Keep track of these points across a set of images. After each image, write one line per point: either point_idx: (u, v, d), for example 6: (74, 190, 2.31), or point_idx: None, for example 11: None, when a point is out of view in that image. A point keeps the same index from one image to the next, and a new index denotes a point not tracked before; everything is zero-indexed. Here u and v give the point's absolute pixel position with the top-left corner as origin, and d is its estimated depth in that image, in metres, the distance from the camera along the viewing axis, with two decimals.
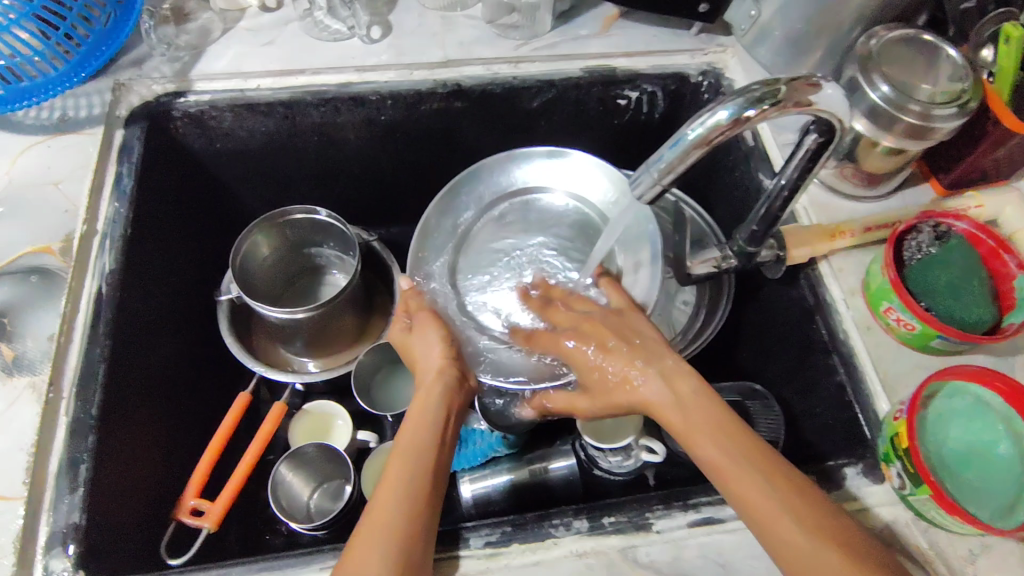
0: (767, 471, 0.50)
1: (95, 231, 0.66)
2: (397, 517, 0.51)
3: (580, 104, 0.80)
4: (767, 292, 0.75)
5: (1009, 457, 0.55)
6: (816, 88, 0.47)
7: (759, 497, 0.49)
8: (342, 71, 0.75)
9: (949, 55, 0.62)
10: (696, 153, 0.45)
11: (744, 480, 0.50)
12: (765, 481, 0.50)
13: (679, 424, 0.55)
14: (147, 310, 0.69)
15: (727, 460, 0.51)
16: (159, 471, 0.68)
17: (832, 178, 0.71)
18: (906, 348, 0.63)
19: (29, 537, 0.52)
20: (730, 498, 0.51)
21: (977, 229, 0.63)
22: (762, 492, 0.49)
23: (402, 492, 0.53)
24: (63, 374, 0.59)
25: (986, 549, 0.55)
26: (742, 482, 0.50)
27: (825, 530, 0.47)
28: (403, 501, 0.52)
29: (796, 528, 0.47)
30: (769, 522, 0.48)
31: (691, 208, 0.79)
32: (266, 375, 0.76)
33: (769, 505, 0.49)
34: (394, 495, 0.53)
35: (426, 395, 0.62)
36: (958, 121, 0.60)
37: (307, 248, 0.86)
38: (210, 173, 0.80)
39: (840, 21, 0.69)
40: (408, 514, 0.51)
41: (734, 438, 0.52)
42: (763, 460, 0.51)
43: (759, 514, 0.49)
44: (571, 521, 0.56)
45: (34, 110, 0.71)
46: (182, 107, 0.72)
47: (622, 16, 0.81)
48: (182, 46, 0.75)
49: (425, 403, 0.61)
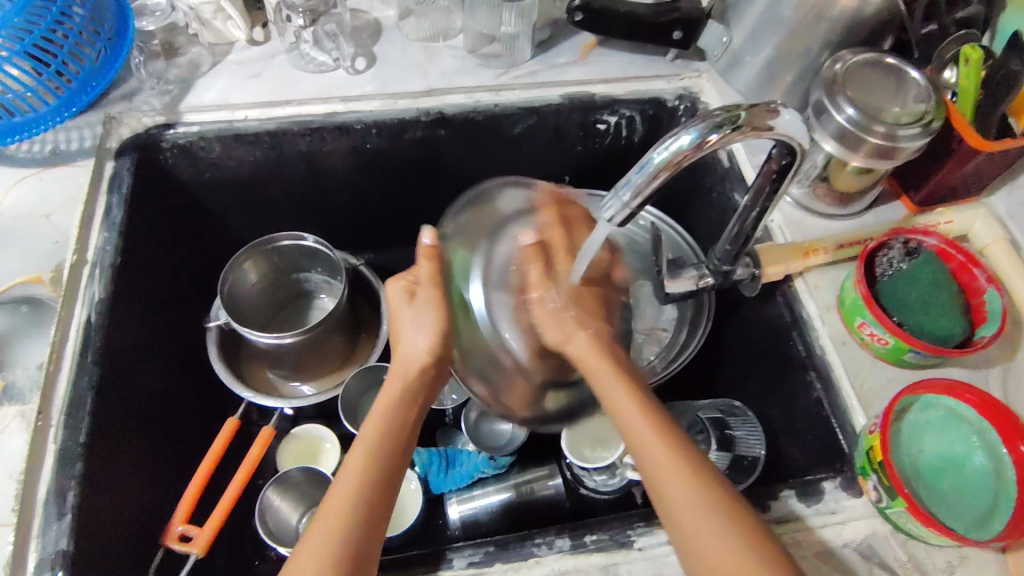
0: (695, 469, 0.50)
1: (85, 261, 0.67)
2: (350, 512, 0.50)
3: (560, 130, 0.82)
4: (746, 309, 0.76)
5: (983, 468, 0.56)
6: (775, 114, 0.49)
7: (682, 494, 0.48)
8: (327, 102, 0.77)
9: (913, 77, 0.64)
10: (662, 176, 0.46)
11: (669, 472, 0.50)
12: (695, 477, 0.49)
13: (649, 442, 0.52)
14: (136, 338, 0.70)
15: (681, 484, 0.49)
16: (147, 498, 0.68)
17: (805, 197, 0.73)
18: (881, 362, 0.64)
19: (17, 564, 0.53)
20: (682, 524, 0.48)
21: (947, 244, 0.65)
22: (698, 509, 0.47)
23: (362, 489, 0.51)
24: (52, 403, 0.60)
25: (963, 560, 0.56)
26: (670, 468, 0.50)
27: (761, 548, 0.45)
28: (361, 493, 0.51)
29: (730, 538, 0.46)
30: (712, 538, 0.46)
31: (668, 226, 0.81)
32: (254, 400, 0.77)
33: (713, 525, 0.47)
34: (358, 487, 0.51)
35: (394, 392, 0.59)
36: (922, 141, 0.62)
37: (295, 275, 0.87)
38: (198, 201, 0.81)
39: (808, 45, 0.71)
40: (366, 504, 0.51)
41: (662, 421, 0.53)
42: (691, 460, 0.50)
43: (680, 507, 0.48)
44: (554, 539, 0.57)
45: (26, 143, 0.73)
46: (171, 138, 0.74)
47: (599, 43, 0.83)
48: (172, 80, 0.77)
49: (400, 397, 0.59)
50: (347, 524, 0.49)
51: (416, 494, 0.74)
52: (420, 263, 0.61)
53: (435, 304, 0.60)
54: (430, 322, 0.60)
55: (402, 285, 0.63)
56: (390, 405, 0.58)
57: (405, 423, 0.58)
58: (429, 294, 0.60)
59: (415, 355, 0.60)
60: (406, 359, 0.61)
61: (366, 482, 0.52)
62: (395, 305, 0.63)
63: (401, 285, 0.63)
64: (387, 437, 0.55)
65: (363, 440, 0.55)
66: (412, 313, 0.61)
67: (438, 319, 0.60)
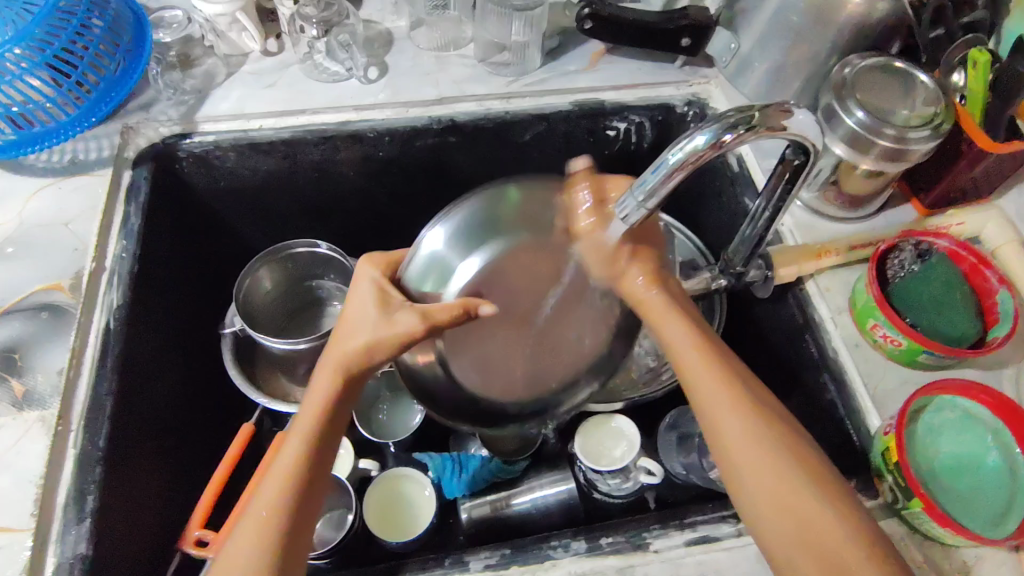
0: (766, 425, 0.51)
1: (104, 268, 0.68)
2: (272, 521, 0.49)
3: (571, 136, 0.83)
4: (759, 312, 0.77)
5: (1000, 467, 0.56)
6: (788, 114, 0.49)
7: (761, 476, 0.49)
8: (341, 111, 0.78)
9: (922, 81, 0.65)
10: (677, 176, 0.46)
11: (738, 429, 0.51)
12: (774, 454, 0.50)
13: (735, 447, 0.51)
14: (156, 344, 0.72)
15: (783, 482, 0.48)
16: (164, 504, 0.69)
17: (815, 201, 0.73)
18: (894, 364, 0.65)
19: (36, 568, 0.53)
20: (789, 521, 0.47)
21: (958, 245, 0.65)
22: (807, 503, 0.47)
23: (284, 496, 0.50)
24: (71, 408, 0.60)
25: (980, 560, 0.55)
26: (733, 429, 0.51)
27: (820, 482, 0.48)
28: (290, 495, 0.51)
29: (842, 530, 0.46)
30: (831, 534, 0.46)
31: (680, 233, 0.81)
32: (268, 406, 0.76)
33: (829, 523, 0.46)
34: (286, 490, 0.51)
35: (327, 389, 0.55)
36: (932, 142, 0.63)
37: (308, 282, 0.88)
38: (214, 209, 0.82)
39: (816, 51, 0.72)
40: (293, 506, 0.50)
41: (729, 376, 0.54)
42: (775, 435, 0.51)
43: (746, 453, 0.50)
44: (570, 542, 0.57)
45: (45, 154, 0.74)
46: (187, 148, 0.75)
47: (608, 51, 0.84)
48: (188, 90, 0.78)
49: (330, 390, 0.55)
50: (276, 522, 0.49)
51: (429, 502, 0.75)
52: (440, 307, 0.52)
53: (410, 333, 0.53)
54: (380, 332, 0.54)
55: (374, 277, 0.56)
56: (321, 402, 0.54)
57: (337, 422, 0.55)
58: (407, 318, 0.53)
59: (357, 357, 0.55)
60: (344, 353, 0.55)
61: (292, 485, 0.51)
62: (358, 297, 0.56)
63: (374, 281, 0.56)
64: (312, 442, 0.53)
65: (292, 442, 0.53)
66: (376, 324, 0.54)
67: (392, 342, 0.53)
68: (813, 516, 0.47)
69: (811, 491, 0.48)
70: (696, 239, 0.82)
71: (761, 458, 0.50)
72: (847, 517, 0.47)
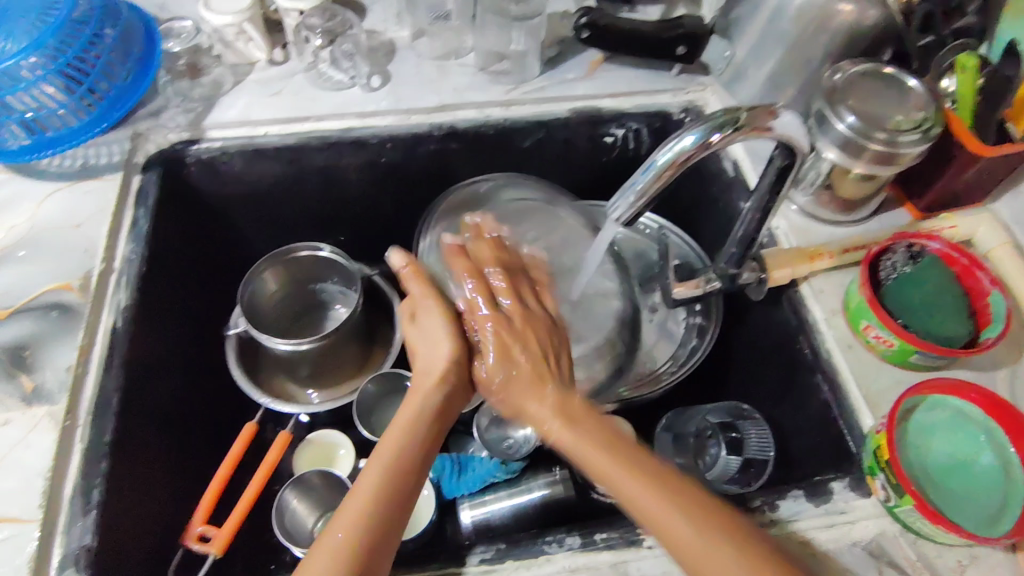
0: (708, 518, 0.48)
1: (112, 269, 0.70)
2: (372, 498, 0.51)
3: (570, 143, 0.85)
4: (754, 315, 0.78)
5: (991, 467, 0.57)
6: (774, 116, 0.50)
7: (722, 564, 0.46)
8: (344, 118, 0.80)
9: (912, 85, 0.66)
10: (667, 176, 0.48)
11: (685, 533, 0.47)
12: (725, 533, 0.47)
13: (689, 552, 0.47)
14: (163, 345, 0.73)
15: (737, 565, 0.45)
16: (168, 500, 0.70)
17: (810, 205, 0.74)
18: (886, 365, 0.65)
19: (42, 559, 0.54)
20: None
21: (950, 248, 0.66)
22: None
23: (388, 478, 0.53)
24: (79, 403, 0.62)
25: (974, 558, 0.56)
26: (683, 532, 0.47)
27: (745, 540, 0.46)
28: (398, 475, 0.53)
29: None
30: None
31: (675, 235, 0.83)
32: (272, 407, 0.78)
33: None
34: (372, 505, 0.51)
35: (417, 404, 0.58)
36: (921, 147, 0.64)
37: (311, 286, 0.90)
38: (220, 213, 0.84)
39: (809, 58, 0.73)
40: (381, 510, 0.51)
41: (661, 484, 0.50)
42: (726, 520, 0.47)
43: (687, 560, 0.47)
44: (564, 538, 0.58)
45: (57, 159, 0.76)
46: (195, 153, 0.77)
47: (606, 59, 0.86)
48: (196, 98, 0.80)
49: (415, 404, 0.58)
50: (393, 481, 0.53)
51: (429, 500, 0.76)
52: (411, 285, 0.64)
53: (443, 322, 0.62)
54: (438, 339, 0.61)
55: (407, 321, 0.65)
56: (411, 404, 0.58)
57: (424, 435, 0.57)
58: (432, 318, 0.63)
59: (427, 368, 0.61)
60: (427, 364, 0.61)
61: (377, 498, 0.51)
62: (405, 329, 0.65)
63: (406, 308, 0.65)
64: (415, 438, 0.56)
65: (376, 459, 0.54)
66: (425, 326, 0.63)
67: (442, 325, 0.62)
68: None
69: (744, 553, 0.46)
70: (690, 242, 0.83)
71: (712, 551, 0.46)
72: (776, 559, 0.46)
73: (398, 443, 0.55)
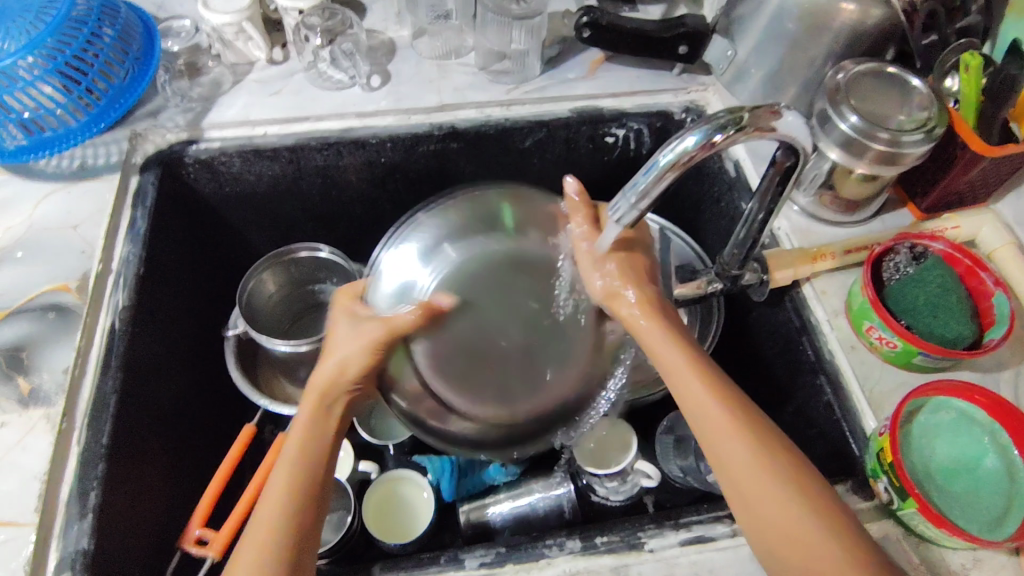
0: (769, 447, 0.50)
1: (110, 270, 0.69)
2: (276, 525, 0.51)
3: (570, 143, 0.84)
4: (756, 316, 0.78)
5: (996, 469, 0.56)
6: (777, 116, 0.50)
7: (767, 491, 0.48)
8: (343, 118, 0.79)
9: (915, 86, 0.66)
10: (669, 177, 0.47)
11: (741, 459, 0.49)
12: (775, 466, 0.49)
13: (735, 472, 0.50)
14: (160, 348, 0.73)
15: (777, 491, 0.48)
16: (165, 502, 0.70)
17: (812, 205, 0.74)
18: (890, 366, 0.65)
19: (39, 563, 0.54)
20: (757, 531, 0.48)
21: (953, 249, 0.65)
22: (790, 510, 0.47)
23: (289, 501, 0.53)
24: (75, 406, 0.62)
25: (978, 563, 0.55)
26: (742, 447, 0.50)
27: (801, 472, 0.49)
28: (296, 497, 0.53)
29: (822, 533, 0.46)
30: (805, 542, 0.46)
31: (676, 236, 0.82)
32: (269, 409, 0.77)
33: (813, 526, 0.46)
34: (279, 524, 0.51)
35: (311, 414, 0.57)
36: (925, 147, 0.63)
37: (311, 287, 0.90)
38: (220, 215, 0.84)
39: (811, 58, 0.73)
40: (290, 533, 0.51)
41: (734, 408, 0.52)
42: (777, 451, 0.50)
43: (733, 462, 0.50)
44: (564, 541, 0.57)
45: (55, 160, 0.76)
46: (194, 153, 0.77)
47: (607, 59, 0.86)
48: (195, 98, 0.80)
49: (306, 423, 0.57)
50: (295, 504, 0.53)
51: (428, 502, 0.76)
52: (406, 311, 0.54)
53: (371, 338, 0.55)
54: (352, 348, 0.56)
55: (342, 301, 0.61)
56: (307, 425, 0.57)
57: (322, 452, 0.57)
58: (369, 326, 0.55)
59: (329, 373, 0.57)
60: (323, 377, 0.58)
61: (288, 512, 0.52)
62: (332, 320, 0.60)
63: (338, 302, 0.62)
64: (308, 455, 0.56)
65: (279, 471, 0.55)
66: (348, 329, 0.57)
67: (357, 357, 0.56)
68: (798, 521, 0.47)
69: (799, 499, 0.47)
70: (691, 242, 0.82)
71: (760, 476, 0.49)
72: (823, 510, 0.47)
73: (292, 472, 0.54)
